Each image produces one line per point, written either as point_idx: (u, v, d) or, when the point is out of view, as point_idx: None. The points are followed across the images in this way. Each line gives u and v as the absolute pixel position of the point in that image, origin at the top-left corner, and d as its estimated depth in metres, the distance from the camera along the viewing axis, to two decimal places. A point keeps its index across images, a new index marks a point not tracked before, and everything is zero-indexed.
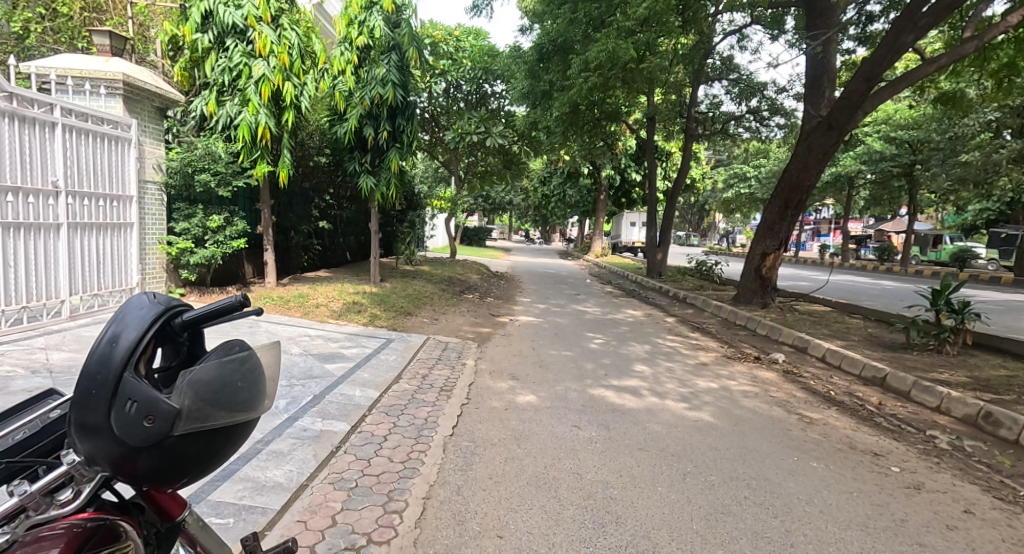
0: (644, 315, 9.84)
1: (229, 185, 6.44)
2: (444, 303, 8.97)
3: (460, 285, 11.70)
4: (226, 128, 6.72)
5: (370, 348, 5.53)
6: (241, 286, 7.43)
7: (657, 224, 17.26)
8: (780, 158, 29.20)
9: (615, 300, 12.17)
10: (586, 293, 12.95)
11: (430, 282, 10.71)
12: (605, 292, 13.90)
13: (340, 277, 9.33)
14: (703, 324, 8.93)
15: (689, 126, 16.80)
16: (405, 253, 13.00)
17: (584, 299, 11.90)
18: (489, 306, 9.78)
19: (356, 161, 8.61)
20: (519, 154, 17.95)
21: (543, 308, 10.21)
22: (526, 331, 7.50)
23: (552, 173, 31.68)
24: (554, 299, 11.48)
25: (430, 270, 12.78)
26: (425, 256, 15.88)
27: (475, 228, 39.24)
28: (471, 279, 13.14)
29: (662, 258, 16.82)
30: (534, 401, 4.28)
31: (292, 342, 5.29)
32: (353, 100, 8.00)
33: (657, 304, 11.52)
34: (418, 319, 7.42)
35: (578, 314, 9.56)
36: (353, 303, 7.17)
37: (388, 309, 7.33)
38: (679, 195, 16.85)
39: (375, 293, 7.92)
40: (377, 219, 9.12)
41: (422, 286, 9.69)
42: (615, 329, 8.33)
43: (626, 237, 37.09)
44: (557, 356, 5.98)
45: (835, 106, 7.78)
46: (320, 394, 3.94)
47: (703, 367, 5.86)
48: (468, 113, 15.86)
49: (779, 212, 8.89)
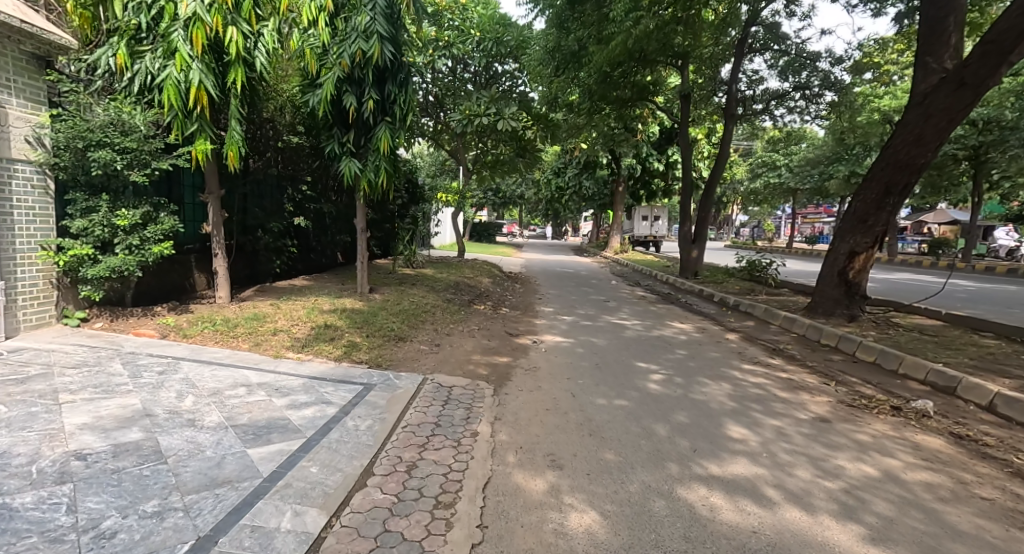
0: (696, 331, 7.96)
1: (149, 168, 4.68)
2: (450, 318, 7.16)
3: (469, 292, 9.87)
4: (148, 91, 4.92)
5: (334, 406, 3.71)
6: (181, 303, 5.66)
7: (691, 218, 15.30)
8: (815, 144, 26.99)
9: (653, 308, 10.29)
10: (616, 300, 11.10)
11: (435, 289, 8.89)
12: (637, 296, 12.01)
13: (320, 287, 7.53)
14: (778, 345, 7.02)
15: (728, 105, 14.83)
16: (404, 254, 11.19)
17: (617, 308, 10.04)
18: (506, 320, 7.96)
19: (336, 140, 6.81)
20: (534, 140, 16.10)
21: (571, 321, 8.38)
22: (557, 361, 5.67)
23: (567, 164, 29.76)
24: (581, 308, 9.63)
25: (434, 274, 10.96)
26: (429, 256, 14.06)
27: (484, 225, 37.48)
28: (482, 284, 11.34)
29: (697, 255, 15.04)
30: (597, 529, 2.45)
31: (214, 400, 3.49)
32: (329, 59, 6.18)
33: (706, 314, 9.62)
34: (414, 346, 5.61)
35: (616, 331, 7.69)
36: (324, 326, 5.35)
37: (372, 333, 5.51)
38: (717, 186, 14.90)
39: (357, 310, 6.09)
40: (363, 214, 7.30)
41: (422, 296, 7.89)
42: (671, 352, 6.45)
43: (645, 231, 35.13)
44: (610, 411, 4.12)
45: (969, 55, 5.83)
46: (205, 537, 2.13)
47: (826, 426, 3.96)
48: (477, 93, 14.01)
49: (877, 199, 6.95)
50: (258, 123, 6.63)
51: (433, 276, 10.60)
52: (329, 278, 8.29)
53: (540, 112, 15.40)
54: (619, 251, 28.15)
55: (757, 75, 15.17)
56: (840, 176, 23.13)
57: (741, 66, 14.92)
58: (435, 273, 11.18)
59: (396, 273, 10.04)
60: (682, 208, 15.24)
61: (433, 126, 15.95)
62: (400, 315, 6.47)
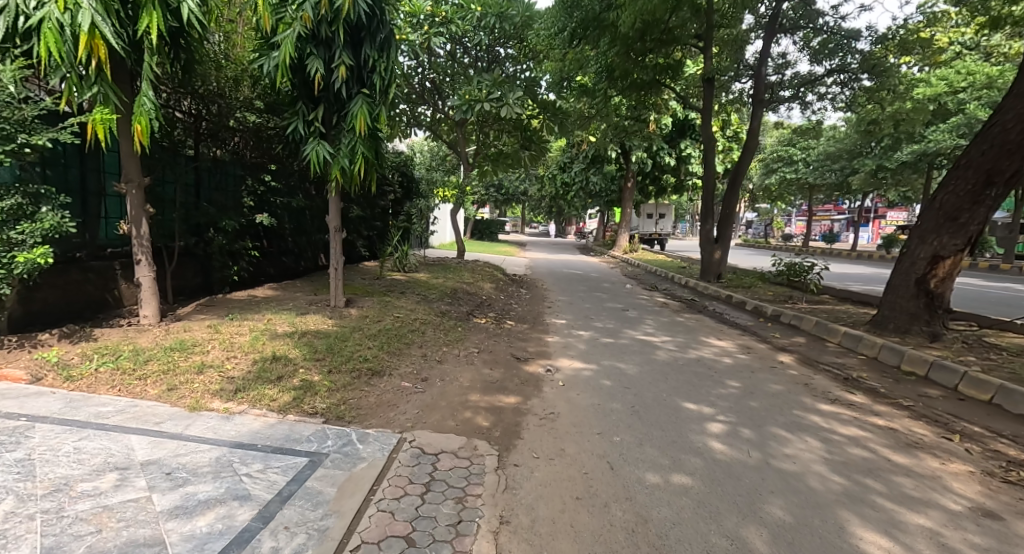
0: (741, 352, 6.62)
1: (13, 143, 3.33)
2: (444, 339, 5.83)
3: (469, 301, 8.54)
4: (25, 38, 3.59)
5: (250, 506, 2.39)
6: (90, 325, 4.34)
7: (712, 215, 14.00)
8: (836, 137, 25.53)
9: (681, 319, 8.95)
10: (637, 309, 9.76)
11: (429, 300, 7.56)
12: (659, 304, 10.66)
13: (288, 297, 6.21)
14: (849, 373, 5.68)
15: (756, 89, 13.42)
16: (395, 256, 9.88)
17: (640, 320, 8.72)
18: (513, 339, 6.64)
19: (301, 118, 5.49)
20: (541, 130, 14.77)
21: (589, 339, 7.06)
22: (581, 404, 4.35)
23: (573, 158, 28.41)
24: (599, 322, 8.30)
25: (430, 279, 9.66)
26: (425, 258, 12.75)
27: (486, 222, 36.30)
28: (485, 290, 10.01)
29: (721, 256, 13.80)
30: None
31: (48, 507, 2.17)
32: (287, 11, 4.84)
33: (744, 328, 8.27)
34: (394, 385, 4.28)
35: (646, 353, 6.36)
36: (271, 360, 4.01)
37: (337, 368, 4.16)
38: (743, 181, 13.53)
39: (324, 333, 4.75)
40: (337, 210, 5.99)
41: (412, 309, 6.58)
42: (722, 385, 5.11)
43: (651, 228, 33.80)
44: (672, 500, 2.80)
45: None
46: None
47: (999, 527, 2.64)
48: (478, 76, 12.71)
49: (977, 189, 5.65)
50: (204, 94, 5.38)
51: (429, 282, 9.26)
52: (301, 287, 6.98)
53: (549, 99, 14.00)
54: (628, 250, 26.82)
55: (785, 59, 13.82)
56: (866, 170, 21.69)
57: (769, 47, 13.58)
58: (431, 277, 9.84)
59: (385, 280, 8.71)
60: (704, 204, 13.98)
61: (433, 115, 14.87)
62: (382, 338, 5.13)
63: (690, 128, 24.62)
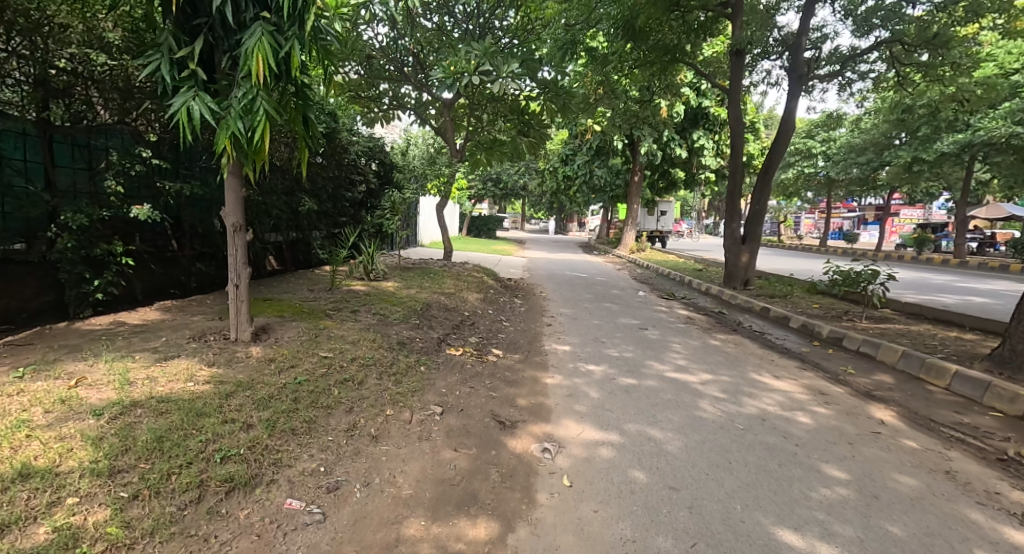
0: (816, 402, 4.76)
1: None
2: (394, 396, 3.93)
3: (448, 321, 6.66)
4: None
5: None
6: None
7: (737, 213, 12.16)
8: (862, 128, 23.64)
9: (716, 345, 7.07)
10: (659, 330, 7.89)
11: (389, 323, 5.69)
12: (683, 321, 8.79)
13: (176, 326, 4.35)
14: (996, 446, 3.81)
15: (793, 64, 11.42)
16: (359, 261, 7.99)
17: (665, 346, 6.83)
18: (498, 385, 4.76)
19: (166, 56, 3.57)
20: (540, 113, 13.18)
21: (604, 380, 5.19)
22: (604, 541, 2.47)
23: (576, 150, 26.32)
24: (614, 350, 6.43)
25: (401, 289, 7.79)
26: (403, 261, 10.86)
27: (484, 219, 34.50)
28: (470, 302, 8.15)
29: (749, 260, 12.01)
30: None
31: None
32: None
33: (802, 360, 6.39)
34: (266, 516, 2.37)
35: (686, 408, 4.50)
36: (11, 482, 2.06)
37: (152, 491, 2.22)
38: (776, 171, 11.61)
39: (167, 407, 2.80)
40: (236, 202, 4.07)
41: (357, 342, 4.70)
42: (820, 478, 3.24)
43: (657, 225, 31.92)
44: None
45: None
46: None
47: None
48: (467, 46, 10.82)
49: None
50: (33, 23, 3.78)
51: (399, 294, 7.38)
52: (211, 308, 5.11)
53: (550, 77, 12.10)
54: (635, 249, 24.95)
55: (824, 31, 11.89)
56: (899, 163, 19.79)
57: (808, 17, 11.66)
58: (405, 287, 7.97)
59: (341, 292, 6.85)
60: (729, 198, 12.17)
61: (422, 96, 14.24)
62: (282, 407, 3.19)
63: (704, 117, 22.80)
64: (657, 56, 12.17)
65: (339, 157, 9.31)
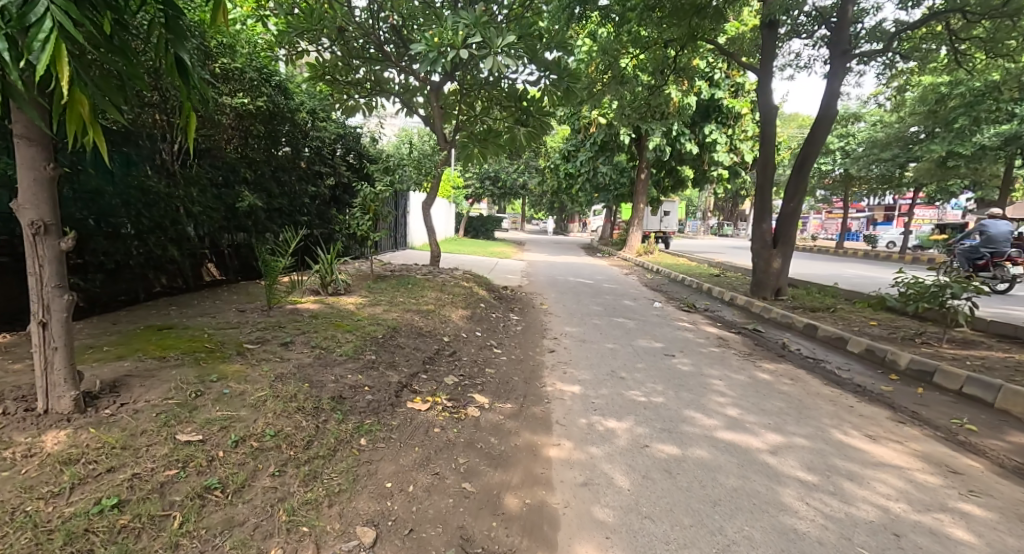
0: (955, 491, 3.17)
1: None
2: (292, 517, 2.33)
3: (419, 354, 5.07)
4: None
5: None
6: None
7: (767, 211, 10.60)
8: (886, 122, 22.07)
9: (768, 382, 5.49)
10: (689, 359, 6.33)
11: (330, 366, 4.08)
12: (715, 345, 7.22)
13: None
14: None
15: (835, 36, 9.70)
16: (315, 273, 6.46)
17: (703, 384, 5.25)
18: (477, 468, 3.18)
19: None
20: (540, 100, 11.65)
21: (633, 452, 3.60)
22: None
23: (578, 146, 24.42)
24: (638, 394, 4.83)
25: (366, 307, 6.22)
26: (380, 269, 9.28)
27: (482, 219, 32.95)
28: (455, 322, 6.59)
29: (781, 266, 10.52)
30: None
31: None
32: None
33: (889, 404, 4.80)
34: None
35: (766, 508, 2.91)
36: None
37: None
38: (814, 162, 10.08)
39: None
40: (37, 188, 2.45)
41: (260, 404, 3.09)
42: None
43: (663, 225, 30.36)
44: None
45: None
46: None
47: None
48: (455, 14, 9.25)
49: None
50: None
51: (361, 314, 5.79)
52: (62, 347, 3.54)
53: (553, 56, 10.60)
54: (642, 251, 23.41)
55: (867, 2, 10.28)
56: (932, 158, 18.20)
57: None
58: (372, 304, 6.38)
59: (281, 314, 5.26)
60: (758, 195, 10.71)
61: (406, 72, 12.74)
62: None
63: (716, 110, 21.29)
64: (680, 21, 10.55)
65: (294, 144, 7.81)
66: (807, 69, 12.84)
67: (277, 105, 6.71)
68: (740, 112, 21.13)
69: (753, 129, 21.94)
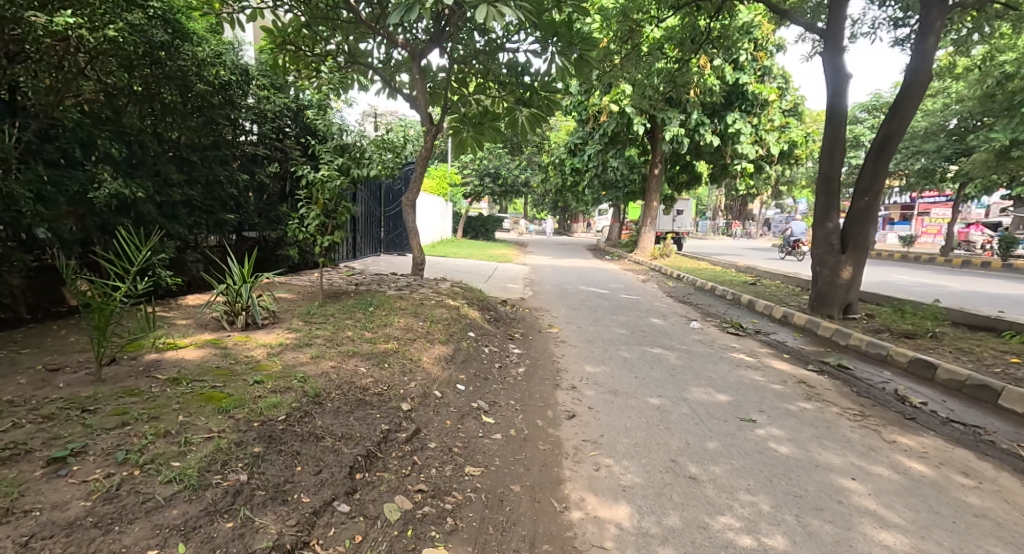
0: None
1: None
2: None
3: (349, 451, 2.92)
4: None
5: None
6: None
7: (834, 208, 8.48)
8: (929, 111, 19.91)
9: (933, 482, 3.34)
10: (779, 428, 4.20)
11: (116, 529, 1.90)
12: (801, 396, 5.08)
13: None
14: None
15: None
16: (221, 288, 4.45)
17: (832, 495, 3.13)
18: None
19: None
20: (549, 73, 9.46)
21: None
22: None
23: (585, 138, 22.12)
24: (737, 533, 2.70)
25: (290, 349, 4.11)
26: (340, 286, 7.17)
27: (480, 219, 30.77)
28: (425, 371, 4.45)
29: (853, 276, 8.41)
30: None
31: None
32: None
33: None
34: None
35: None
36: None
37: None
38: (898, 144, 7.95)
39: None
40: None
41: None
42: None
43: (676, 226, 28.22)
44: None
45: None
46: None
47: None
48: None
49: None
50: None
51: (269, 368, 3.62)
52: None
53: (565, 16, 8.49)
54: (656, 254, 21.25)
55: None
56: (992, 149, 16.03)
57: None
58: (300, 345, 4.22)
59: (121, 377, 3.12)
60: (822, 185, 8.58)
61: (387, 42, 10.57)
62: None
63: (740, 97, 19.12)
64: None
65: (208, 113, 5.67)
66: (875, 32, 10.46)
67: (161, 45, 4.58)
68: (768, 99, 18.95)
69: (779, 120, 19.80)
